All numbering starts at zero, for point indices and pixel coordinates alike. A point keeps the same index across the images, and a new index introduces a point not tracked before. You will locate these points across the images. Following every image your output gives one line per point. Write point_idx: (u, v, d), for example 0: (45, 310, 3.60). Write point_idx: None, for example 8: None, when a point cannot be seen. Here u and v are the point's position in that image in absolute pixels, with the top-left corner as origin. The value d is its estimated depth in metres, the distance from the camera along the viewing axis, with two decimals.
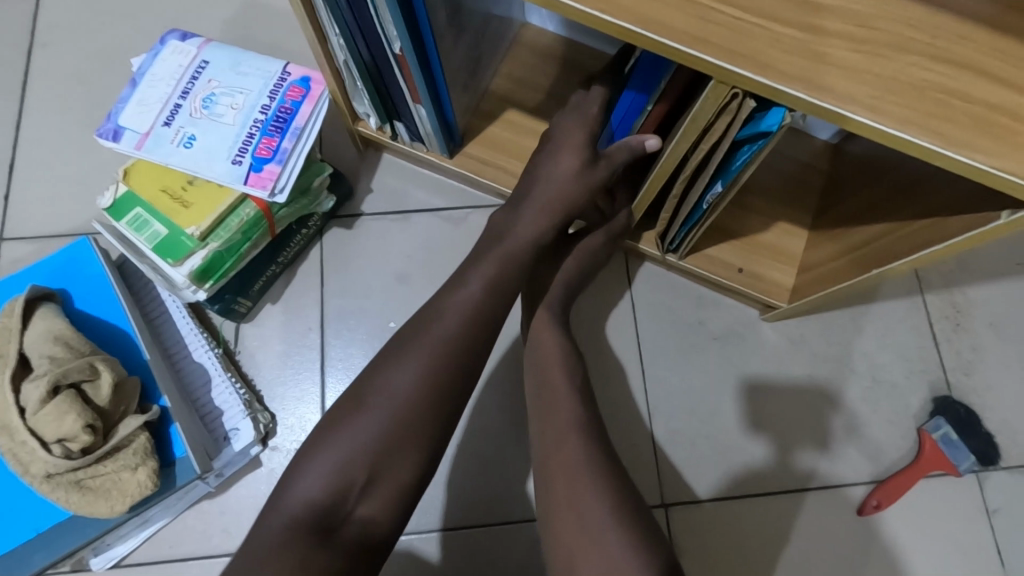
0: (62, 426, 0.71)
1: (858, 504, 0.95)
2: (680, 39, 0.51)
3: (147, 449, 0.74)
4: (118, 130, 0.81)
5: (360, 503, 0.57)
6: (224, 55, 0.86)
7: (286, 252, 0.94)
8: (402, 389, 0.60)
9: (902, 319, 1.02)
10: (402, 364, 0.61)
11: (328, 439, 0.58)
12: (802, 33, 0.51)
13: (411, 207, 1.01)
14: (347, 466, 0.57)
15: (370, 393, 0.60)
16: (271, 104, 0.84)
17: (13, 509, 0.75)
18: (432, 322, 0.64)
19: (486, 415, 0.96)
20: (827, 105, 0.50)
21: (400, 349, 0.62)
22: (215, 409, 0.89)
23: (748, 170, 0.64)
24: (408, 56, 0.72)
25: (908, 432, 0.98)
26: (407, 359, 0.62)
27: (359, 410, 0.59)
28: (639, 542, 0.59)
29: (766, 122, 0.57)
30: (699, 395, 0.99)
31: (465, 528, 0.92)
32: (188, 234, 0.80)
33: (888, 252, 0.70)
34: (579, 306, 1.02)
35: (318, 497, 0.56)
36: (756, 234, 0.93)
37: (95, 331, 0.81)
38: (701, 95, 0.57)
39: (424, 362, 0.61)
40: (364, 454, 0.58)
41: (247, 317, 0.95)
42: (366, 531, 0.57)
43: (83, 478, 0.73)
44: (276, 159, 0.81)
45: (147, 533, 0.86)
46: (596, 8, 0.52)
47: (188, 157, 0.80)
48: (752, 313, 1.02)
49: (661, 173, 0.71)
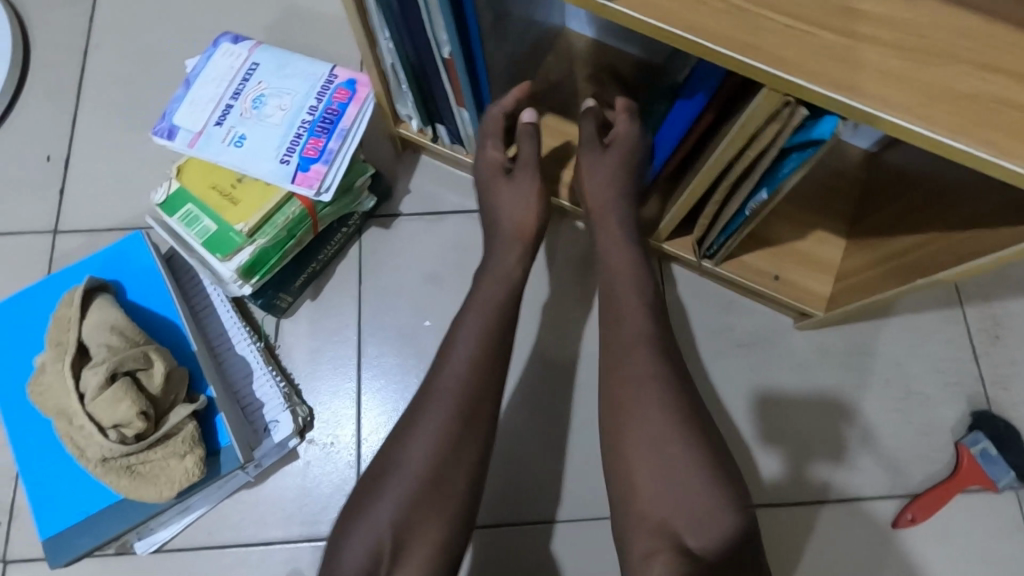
0: (117, 412, 0.73)
1: (892, 518, 0.94)
2: (731, 47, 0.51)
3: (195, 438, 0.77)
4: (172, 128, 0.84)
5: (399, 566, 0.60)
6: (273, 58, 0.88)
7: (325, 251, 0.96)
8: None
9: (939, 330, 1.00)
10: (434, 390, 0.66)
11: (371, 511, 0.61)
12: (852, 40, 0.51)
13: (446, 209, 1.03)
14: (383, 526, 0.60)
15: (416, 430, 0.66)
16: (318, 105, 0.86)
17: (69, 489, 0.78)
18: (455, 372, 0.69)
19: (516, 414, 0.97)
20: (879, 113, 0.50)
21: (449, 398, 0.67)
22: (256, 401, 0.91)
23: (795, 177, 0.64)
24: (456, 61, 0.74)
25: (944, 445, 0.96)
26: (447, 411, 0.66)
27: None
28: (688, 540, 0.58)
29: (818, 130, 0.57)
30: (729, 402, 0.99)
31: (492, 523, 0.93)
32: (237, 230, 0.83)
33: (927, 263, 0.69)
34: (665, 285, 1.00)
35: (369, 552, 0.59)
36: (792, 242, 0.93)
37: (146, 322, 0.84)
38: (751, 103, 0.57)
39: (456, 406, 0.67)
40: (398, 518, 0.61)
41: (288, 313, 0.97)
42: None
43: (134, 463, 0.75)
44: (323, 159, 0.83)
45: (187, 520, 0.88)
46: (649, 16, 0.52)
47: (239, 156, 0.83)
48: (785, 320, 1.01)
49: (703, 179, 0.71)
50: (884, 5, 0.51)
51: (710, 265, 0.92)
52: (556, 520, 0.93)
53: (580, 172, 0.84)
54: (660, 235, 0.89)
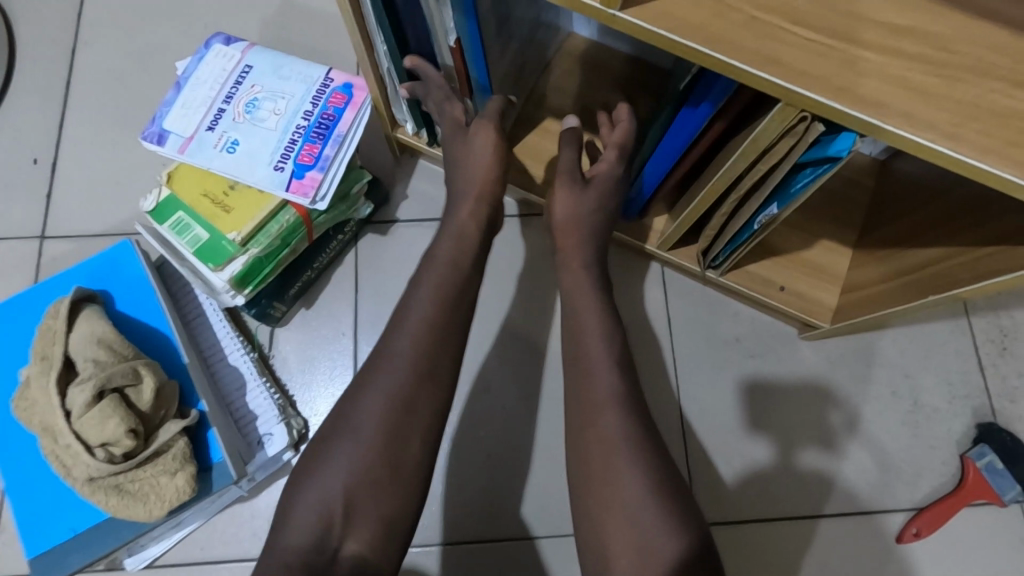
0: (105, 430, 0.71)
1: (897, 532, 0.93)
2: (749, 60, 0.49)
3: (186, 455, 0.74)
4: (162, 133, 0.81)
5: (345, 539, 0.56)
6: (267, 60, 0.86)
7: (321, 259, 0.93)
8: (419, 437, 0.62)
9: (946, 342, 0.99)
10: (425, 403, 0.63)
11: (323, 485, 0.58)
12: (879, 53, 0.49)
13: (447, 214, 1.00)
14: (351, 541, 0.57)
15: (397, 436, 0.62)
16: (313, 110, 0.83)
17: (57, 506, 0.75)
18: (421, 348, 0.64)
19: (515, 425, 0.95)
20: (903, 132, 0.48)
21: (414, 389, 0.63)
22: (249, 413, 0.88)
23: (806, 194, 0.62)
24: (464, 45, 0.71)
25: (949, 458, 0.95)
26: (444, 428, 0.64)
27: (390, 439, 0.60)
28: (701, 559, 0.55)
29: (835, 147, 0.55)
30: (731, 412, 0.97)
31: (465, 540, 0.92)
32: (229, 239, 0.80)
33: (946, 278, 0.68)
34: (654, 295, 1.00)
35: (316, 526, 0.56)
36: (798, 253, 0.91)
37: (136, 333, 0.82)
38: (766, 115, 0.55)
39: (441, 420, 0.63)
40: (374, 527, 0.58)
41: (282, 321, 0.95)
42: (360, 562, 0.56)
43: (124, 482, 0.73)
44: (318, 166, 0.81)
45: (180, 534, 0.86)
46: (663, 27, 0.50)
47: (231, 162, 0.80)
48: (790, 330, 0.99)
49: (712, 191, 0.69)
50: (913, 16, 0.49)
51: (715, 276, 0.91)
52: (536, 537, 0.92)
53: (554, 203, 0.82)
54: (663, 244, 0.88)
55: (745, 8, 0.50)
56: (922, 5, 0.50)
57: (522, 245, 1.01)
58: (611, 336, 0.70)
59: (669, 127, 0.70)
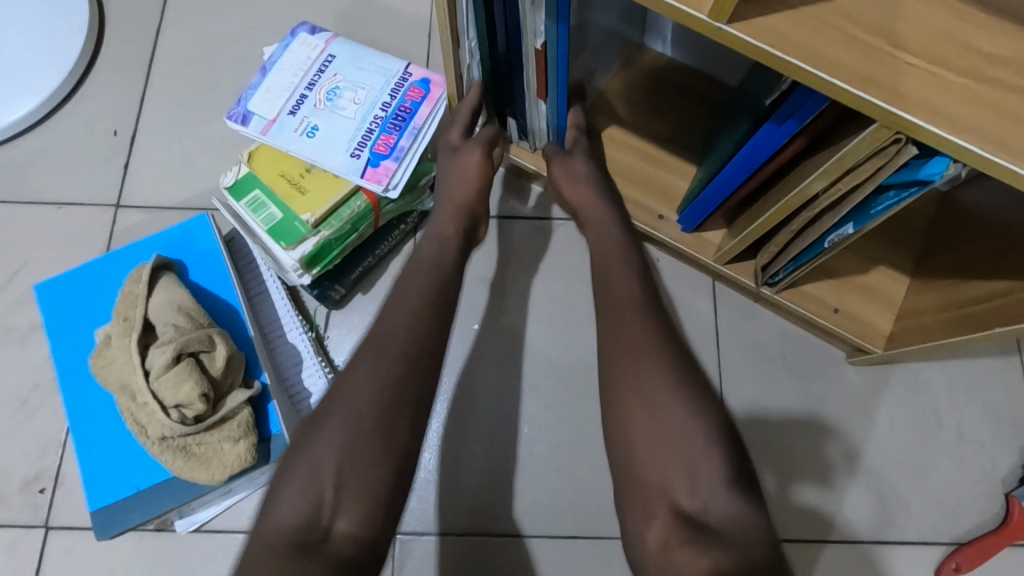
0: (180, 392, 0.74)
1: (936, 564, 0.92)
2: (850, 80, 0.50)
3: (249, 424, 0.77)
4: (246, 114, 0.85)
5: (336, 511, 0.56)
6: (349, 50, 0.89)
7: (382, 247, 0.95)
8: None
9: (997, 378, 0.98)
10: None
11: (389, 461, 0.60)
12: (973, 81, 0.50)
13: None
14: None
15: None
16: (391, 102, 0.86)
17: (122, 462, 0.79)
18: None
19: (559, 424, 0.97)
20: (998, 159, 0.49)
21: None
22: (304, 391, 0.90)
23: (886, 216, 0.63)
24: (549, 50, 0.72)
25: (994, 495, 0.94)
26: None
27: None
28: None
29: (926, 171, 0.56)
30: (774, 430, 0.97)
31: (465, 533, 0.93)
32: (303, 220, 0.83)
33: (1014, 312, 0.67)
34: (703, 309, 1.01)
35: (362, 506, 0.56)
36: (855, 276, 0.91)
37: (207, 303, 0.85)
38: (857, 135, 0.56)
39: None
40: None
41: (339, 305, 0.97)
42: None
43: (190, 444, 0.76)
44: (393, 156, 0.84)
45: (229, 501, 0.88)
46: (768, 43, 0.51)
47: (311, 147, 0.83)
48: (838, 353, 0.99)
49: (785, 209, 0.70)
50: (1001, 44, 0.51)
51: (770, 293, 0.91)
52: (546, 535, 0.93)
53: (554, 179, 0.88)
54: (720, 258, 0.89)
55: (845, 28, 0.52)
56: (1011, 33, 0.51)
57: (576, 250, 1.03)
58: (650, 313, 0.67)
59: (744, 143, 0.71)
